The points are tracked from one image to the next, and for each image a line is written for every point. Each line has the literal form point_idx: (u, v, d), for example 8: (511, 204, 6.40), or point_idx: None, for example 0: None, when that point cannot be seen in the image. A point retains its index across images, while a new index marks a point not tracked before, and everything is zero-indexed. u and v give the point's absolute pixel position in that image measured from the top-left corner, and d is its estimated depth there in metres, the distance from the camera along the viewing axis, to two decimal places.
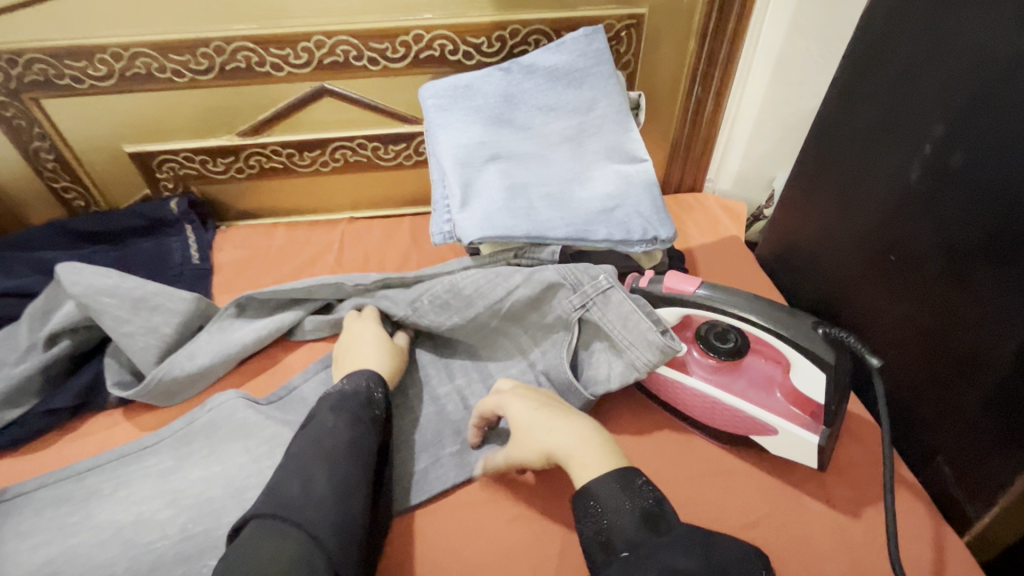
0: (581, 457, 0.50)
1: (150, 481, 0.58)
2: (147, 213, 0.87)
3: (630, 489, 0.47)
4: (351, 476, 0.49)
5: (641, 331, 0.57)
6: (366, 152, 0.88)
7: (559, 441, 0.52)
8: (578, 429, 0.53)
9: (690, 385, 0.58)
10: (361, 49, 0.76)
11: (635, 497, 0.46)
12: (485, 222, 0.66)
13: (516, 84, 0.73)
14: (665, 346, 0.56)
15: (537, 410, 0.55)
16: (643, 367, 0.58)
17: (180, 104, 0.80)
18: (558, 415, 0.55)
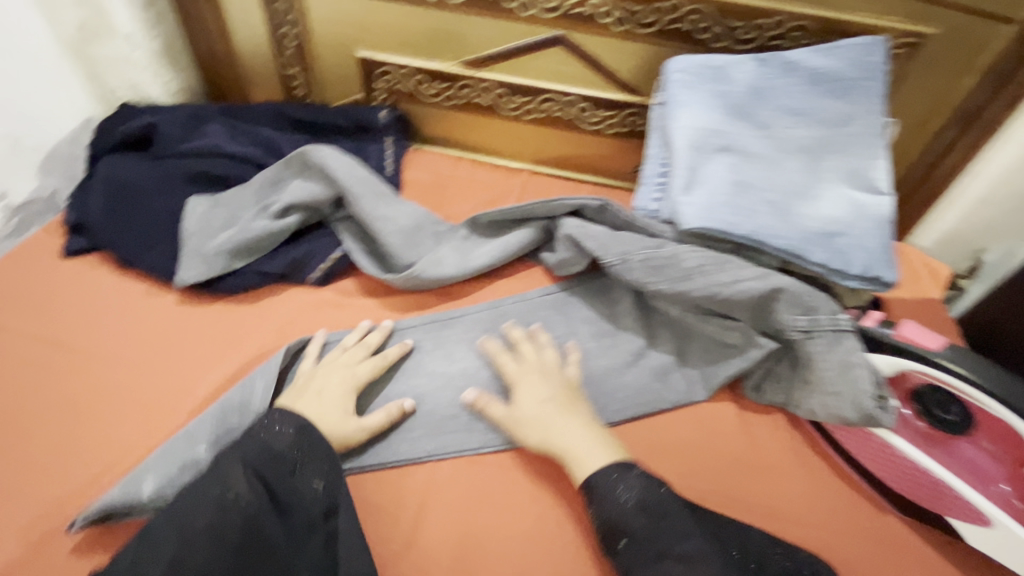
0: (580, 449, 0.56)
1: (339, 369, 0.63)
2: (356, 116, 0.91)
3: (632, 480, 0.53)
4: (305, 426, 0.54)
5: (859, 387, 0.54)
6: (572, 111, 0.87)
7: (572, 439, 0.56)
8: (581, 423, 0.58)
9: (895, 447, 0.55)
10: (612, 6, 0.74)
11: (632, 488, 0.53)
12: (708, 213, 0.64)
13: (770, 78, 0.68)
14: (871, 412, 0.53)
15: (552, 395, 0.60)
16: (835, 418, 0.56)
17: (420, 22, 0.83)
18: (569, 402, 0.59)
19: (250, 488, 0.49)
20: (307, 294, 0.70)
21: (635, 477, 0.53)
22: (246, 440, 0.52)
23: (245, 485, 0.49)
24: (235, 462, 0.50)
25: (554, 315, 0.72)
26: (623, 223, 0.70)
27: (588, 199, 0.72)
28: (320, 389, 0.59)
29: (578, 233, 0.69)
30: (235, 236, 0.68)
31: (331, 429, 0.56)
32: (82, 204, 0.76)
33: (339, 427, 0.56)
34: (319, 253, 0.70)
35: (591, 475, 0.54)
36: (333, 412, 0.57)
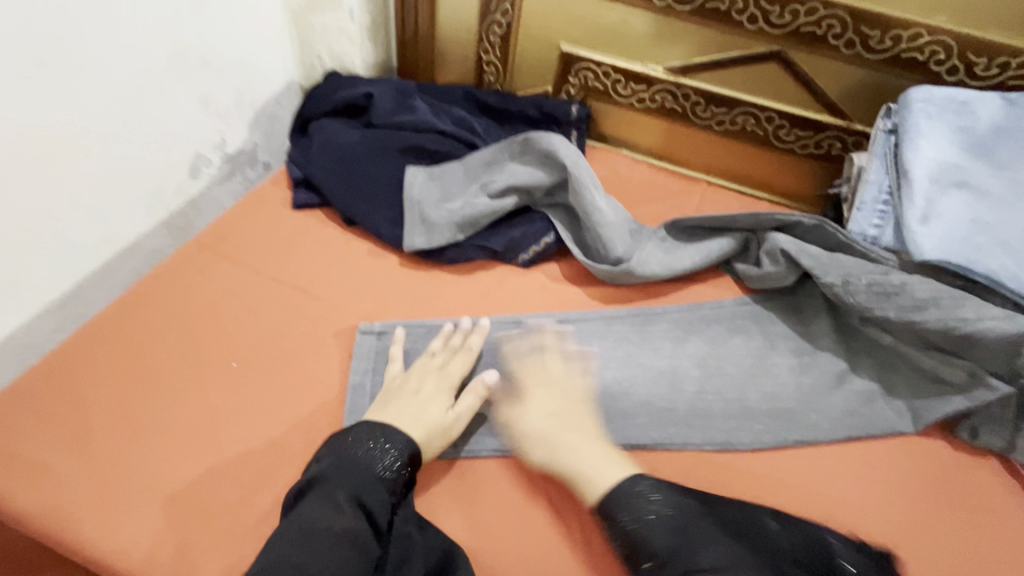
0: (588, 456, 0.54)
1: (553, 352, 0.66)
2: (546, 108, 0.94)
3: (671, 499, 0.50)
4: (411, 443, 0.54)
5: None
6: (768, 127, 0.87)
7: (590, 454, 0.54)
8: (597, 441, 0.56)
9: None
10: (848, 28, 0.75)
11: (659, 503, 0.50)
12: (946, 246, 0.63)
13: (1018, 117, 0.67)
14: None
15: (560, 405, 0.58)
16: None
17: (636, 24, 0.85)
18: (576, 406, 0.59)
19: (355, 513, 0.48)
20: (518, 273, 0.73)
21: (668, 490, 0.51)
22: (343, 462, 0.51)
23: (350, 512, 0.48)
24: (337, 486, 0.50)
25: (754, 327, 0.72)
26: (839, 244, 0.70)
27: (802, 217, 0.72)
28: (407, 397, 0.58)
29: (794, 249, 0.70)
30: (462, 211, 0.72)
31: (419, 433, 0.55)
32: (306, 161, 0.82)
33: (438, 425, 0.56)
34: (533, 236, 0.73)
35: (612, 487, 0.52)
36: (431, 410, 0.57)
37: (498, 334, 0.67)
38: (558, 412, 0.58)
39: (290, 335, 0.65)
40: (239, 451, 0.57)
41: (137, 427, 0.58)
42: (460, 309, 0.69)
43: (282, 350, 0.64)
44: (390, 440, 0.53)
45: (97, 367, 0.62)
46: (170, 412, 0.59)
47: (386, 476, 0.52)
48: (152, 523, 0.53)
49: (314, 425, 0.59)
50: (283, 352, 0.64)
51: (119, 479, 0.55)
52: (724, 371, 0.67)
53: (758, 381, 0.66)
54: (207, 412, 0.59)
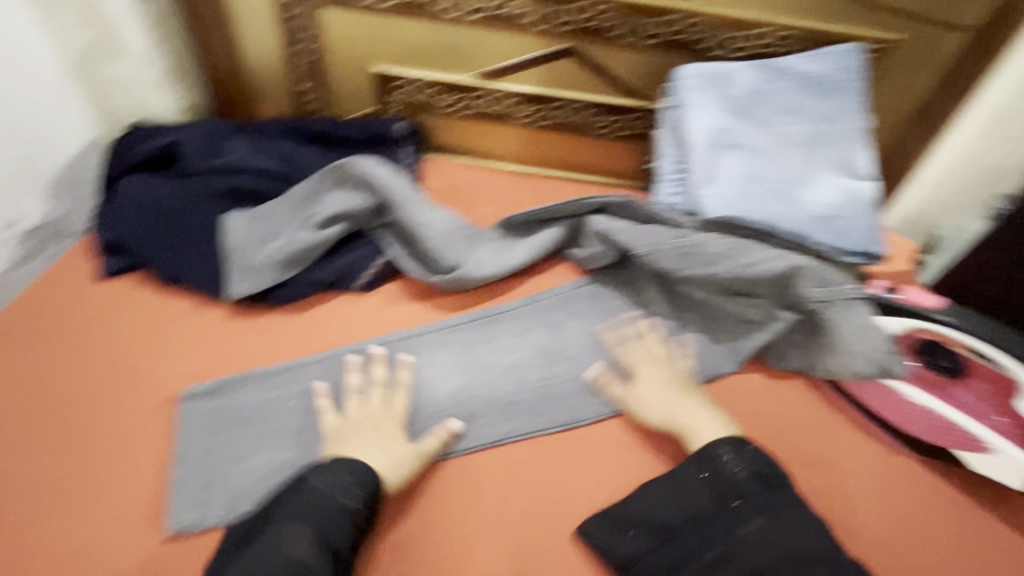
0: (701, 416, 0.63)
1: (399, 373, 0.65)
2: (372, 129, 0.95)
3: (744, 457, 0.59)
4: (370, 478, 0.55)
5: (874, 344, 0.64)
6: (581, 117, 0.94)
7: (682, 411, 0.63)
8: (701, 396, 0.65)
9: (912, 396, 0.63)
10: (621, 21, 0.82)
11: (736, 462, 0.58)
12: (727, 203, 0.72)
13: (768, 81, 0.77)
14: (884, 364, 0.63)
15: (661, 382, 0.66)
16: (856, 374, 0.65)
17: (438, 38, 0.87)
18: (655, 371, 0.67)
19: (315, 549, 0.50)
20: (356, 300, 0.73)
21: (748, 453, 0.59)
22: (305, 498, 0.53)
23: (314, 551, 0.50)
24: (306, 525, 0.51)
25: (590, 306, 0.77)
26: (647, 216, 0.76)
27: (613, 197, 0.78)
28: (367, 437, 0.59)
29: (608, 227, 0.76)
30: (285, 249, 0.71)
31: (383, 467, 0.57)
32: (113, 221, 0.75)
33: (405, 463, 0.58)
34: (366, 260, 0.73)
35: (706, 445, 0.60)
36: (398, 450, 0.59)
37: (341, 365, 0.67)
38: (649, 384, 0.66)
39: (113, 412, 0.62)
40: (65, 548, 0.55)
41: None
42: (300, 347, 0.68)
43: (95, 436, 0.60)
44: (336, 472, 0.55)
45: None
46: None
47: (359, 525, 0.53)
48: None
49: (151, 500, 0.57)
50: (97, 437, 0.60)
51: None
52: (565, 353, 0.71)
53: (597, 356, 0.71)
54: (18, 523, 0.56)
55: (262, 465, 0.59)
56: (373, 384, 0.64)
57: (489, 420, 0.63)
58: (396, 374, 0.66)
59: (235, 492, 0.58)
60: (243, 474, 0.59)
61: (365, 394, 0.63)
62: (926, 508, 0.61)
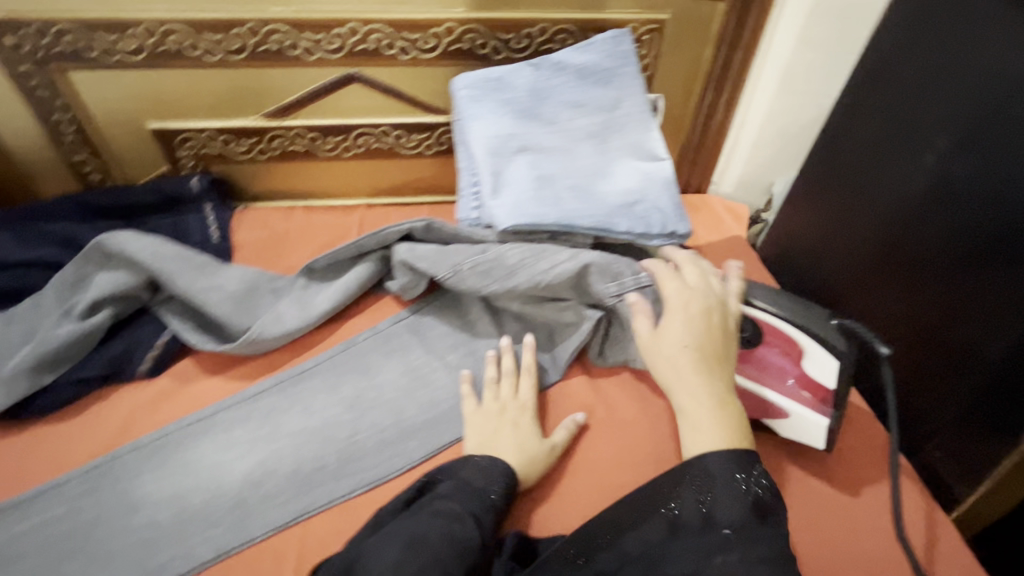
0: (693, 412, 0.55)
1: (181, 466, 0.59)
2: (165, 190, 0.87)
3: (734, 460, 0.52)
4: (507, 471, 0.56)
5: None
6: (389, 140, 0.89)
7: (676, 388, 0.57)
8: (713, 382, 0.56)
9: None
10: (393, 38, 0.78)
11: (735, 492, 0.50)
12: (517, 210, 0.69)
13: (545, 79, 0.76)
14: None
15: (696, 351, 0.57)
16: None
17: (209, 83, 0.81)
18: (712, 338, 0.58)
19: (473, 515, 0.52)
20: (141, 389, 0.65)
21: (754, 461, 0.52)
22: (464, 484, 0.54)
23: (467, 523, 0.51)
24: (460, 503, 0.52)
25: (411, 339, 0.72)
26: (451, 236, 0.74)
27: (413, 222, 0.74)
28: (505, 428, 0.61)
29: (410, 256, 0.72)
30: (38, 351, 0.62)
31: (519, 462, 0.58)
32: None
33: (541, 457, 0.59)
34: (144, 343, 0.66)
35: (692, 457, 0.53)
36: (529, 442, 0.60)
37: (109, 474, 0.58)
38: (689, 345, 0.57)
39: None
40: None
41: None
42: (71, 458, 0.60)
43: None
44: (488, 465, 0.56)
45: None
46: None
47: (496, 500, 0.54)
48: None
49: None
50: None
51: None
52: (380, 399, 0.66)
53: (417, 394, 0.67)
54: None
55: None
56: (505, 375, 0.66)
57: (287, 497, 0.57)
58: (178, 470, 0.59)
59: None
60: None
61: (499, 384, 0.65)
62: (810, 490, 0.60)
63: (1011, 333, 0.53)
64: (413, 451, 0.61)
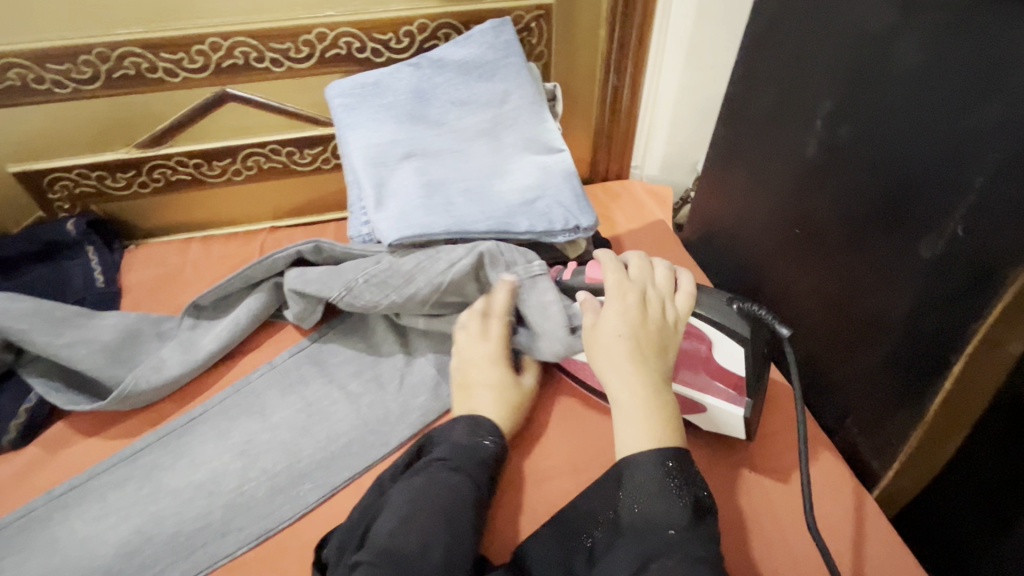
0: (630, 410, 0.49)
1: (45, 547, 0.53)
2: (39, 237, 0.80)
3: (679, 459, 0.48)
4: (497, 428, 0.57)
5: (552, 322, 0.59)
6: (281, 158, 0.84)
7: (612, 382, 0.50)
8: (650, 376, 0.50)
9: None
10: (261, 50, 0.73)
11: (676, 500, 0.45)
12: (402, 222, 0.64)
13: (426, 78, 0.71)
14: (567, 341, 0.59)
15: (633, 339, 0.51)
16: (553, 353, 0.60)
17: (69, 118, 0.75)
18: (654, 338, 0.52)
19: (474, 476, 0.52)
20: (5, 462, 0.59)
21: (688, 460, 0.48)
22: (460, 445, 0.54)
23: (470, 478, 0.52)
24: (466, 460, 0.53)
25: (311, 370, 0.68)
26: (342, 256, 0.69)
27: (301, 245, 0.69)
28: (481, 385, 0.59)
29: (298, 280, 0.67)
30: None
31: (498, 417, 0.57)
32: None
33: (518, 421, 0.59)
34: (5, 411, 0.60)
35: (621, 458, 0.48)
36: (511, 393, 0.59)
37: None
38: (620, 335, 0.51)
39: None
40: None
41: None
42: None
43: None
44: (477, 422, 0.56)
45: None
46: None
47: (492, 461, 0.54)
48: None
49: None
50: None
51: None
52: (274, 441, 0.61)
53: (314, 431, 0.62)
54: None
55: None
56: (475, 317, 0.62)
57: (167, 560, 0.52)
58: (45, 549, 0.53)
59: None
60: None
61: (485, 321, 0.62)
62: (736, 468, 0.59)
63: (906, 298, 0.51)
64: (307, 495, 0.57)
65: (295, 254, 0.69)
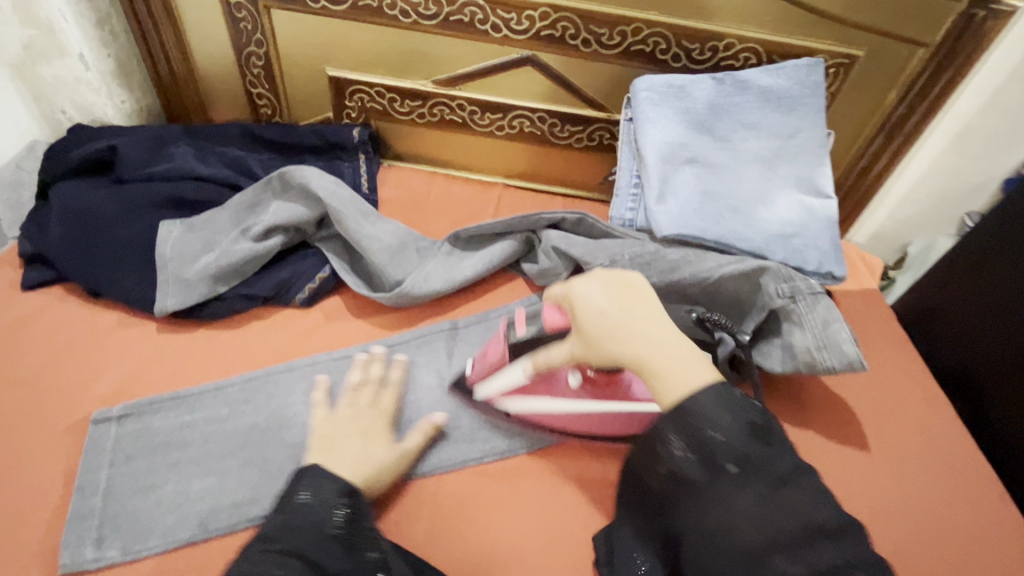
0: (661, 354, 0.47)
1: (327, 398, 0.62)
2: (328, 135, 0.91)
3: (731, 403, 0.44)
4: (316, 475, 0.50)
5: (840, 338, 0.63)
6: (543, 126, 0.91)
7: (628, 342, 0.48)
8: (638, 323, 0.49)
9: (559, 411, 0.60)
10: (579, 28, 0.79)
11: (737, 415, 0.43)
12: (681, 220, 0.70)
13: (726, 95, 0.75)
14: (851, 358, 0.63)
15: (606, 305, 0.50)
16: (822, 368, 0.64)
17: (394, 41, 0.84)
18: (641, 304, 0.50)
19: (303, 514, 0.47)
20: (294, 315, 0.70)
21: (736, 399, 0.45)
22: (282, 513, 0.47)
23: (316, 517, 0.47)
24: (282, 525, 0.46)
25: None
26: (602, 232, 0.75)
27: (566, 213, 0.76)
28: (352, 434, 0.57)
29: (563, 242, 0.74)
30: (218, 261, 0.67)
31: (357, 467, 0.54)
32: (41, 233, 0.72)
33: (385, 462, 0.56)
34: (304, 274, 0.70)
35: (683, 402, 0.44)
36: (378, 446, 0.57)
37: (264, 389, 0.62)
38: (614, 311, 0.50)
39: (20, 431, 0.58)
40: None
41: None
42: (230, 366, 0.65)
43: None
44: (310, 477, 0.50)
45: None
46: None
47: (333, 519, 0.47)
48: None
49: (48, 525, 0.53)
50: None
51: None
52: None
53: None
54: None
55: (169, 497, 0.54)
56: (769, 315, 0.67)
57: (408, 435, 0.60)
58: (325, 396, 0.62)
59: (141, 528, 0.53)
60: (145, 509, 0.54)
61: (799, 329, 0.65)
62: (936, 546, 0.62)
63: None
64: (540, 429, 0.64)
65: (561, 216, 0.76)
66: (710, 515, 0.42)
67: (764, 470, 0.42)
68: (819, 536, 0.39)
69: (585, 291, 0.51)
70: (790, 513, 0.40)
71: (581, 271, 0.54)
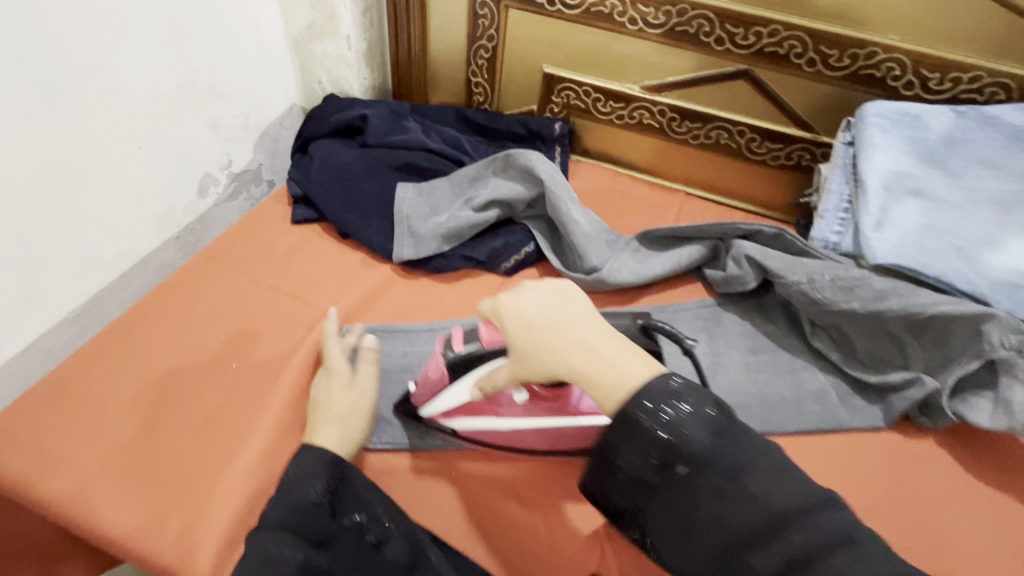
0: (589, 362, 0.45)
1: None
2: (531, 125, 0.99)
3: (699, 405, 0.44)
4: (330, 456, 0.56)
5: None
6: (740, 140, 0.92)
7: (555, 352, 0.46)
8: (567, 342, 0.46)
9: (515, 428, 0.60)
10: (807, 48, 0.79)
11: (698, 410, 0.44)
12: (900, 251, 0.68)
13: (966, 129, 0.72)
14: None
15: (540, 324, 0.47)
16: None
17: (614, 45, 0.90)
18: (573, 313, 0.48)
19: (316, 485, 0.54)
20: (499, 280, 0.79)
21: (701, 403, 0.44)
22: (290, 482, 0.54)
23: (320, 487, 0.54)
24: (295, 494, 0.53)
25: (712, 326, 0.78)
26: (800, 249, 0.75)
27: (763, 226, 0.77)
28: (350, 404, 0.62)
29: (757, 251, 0.75)
30: (447, 224, 0.78)
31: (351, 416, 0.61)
32: (306, 180, 0.87)
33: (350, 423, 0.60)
34: (514, 246, 0.79)
35: (632, 399, 0.44)
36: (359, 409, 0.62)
37: None
38: (544, 322, 0.47)
39: (289, 334, 0.71)
40: (237, 434, 0.63)
41: (123, 433, 0.62)
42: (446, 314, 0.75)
43: (271, 353, 0.69)
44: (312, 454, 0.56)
45: (95, 386, 0.65)
46: (190, 408, 0.64)
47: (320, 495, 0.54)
48: (149, 506, 0.58)
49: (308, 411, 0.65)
50: (273, 355, 0.69)
51: (100, 472, 0.59)
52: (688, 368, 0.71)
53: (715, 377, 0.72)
54: (209, 412, 0.64)
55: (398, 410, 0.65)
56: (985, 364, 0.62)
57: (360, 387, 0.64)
58: None
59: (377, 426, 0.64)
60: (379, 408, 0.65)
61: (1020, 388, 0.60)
62: None
63: None
64: None
65: (757, 228, 0.77)
66: (729, 538, 0.42)
67: (713, 466, 0.43)
68: (782, 526, 0.41)
69: (512, 308, 0.48)
70: (750, 506, 0.42)
71: (508, 292, 0.51)
